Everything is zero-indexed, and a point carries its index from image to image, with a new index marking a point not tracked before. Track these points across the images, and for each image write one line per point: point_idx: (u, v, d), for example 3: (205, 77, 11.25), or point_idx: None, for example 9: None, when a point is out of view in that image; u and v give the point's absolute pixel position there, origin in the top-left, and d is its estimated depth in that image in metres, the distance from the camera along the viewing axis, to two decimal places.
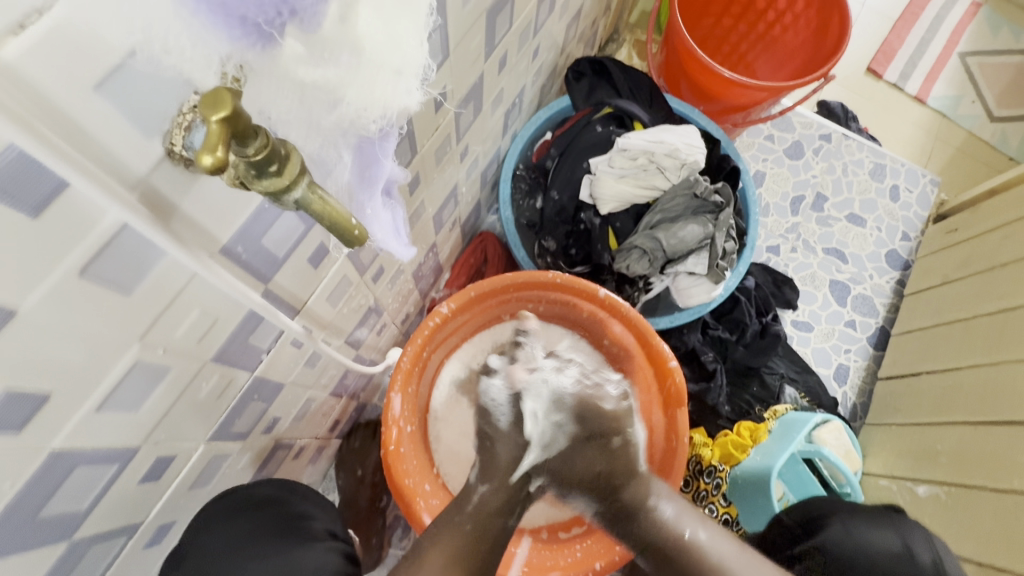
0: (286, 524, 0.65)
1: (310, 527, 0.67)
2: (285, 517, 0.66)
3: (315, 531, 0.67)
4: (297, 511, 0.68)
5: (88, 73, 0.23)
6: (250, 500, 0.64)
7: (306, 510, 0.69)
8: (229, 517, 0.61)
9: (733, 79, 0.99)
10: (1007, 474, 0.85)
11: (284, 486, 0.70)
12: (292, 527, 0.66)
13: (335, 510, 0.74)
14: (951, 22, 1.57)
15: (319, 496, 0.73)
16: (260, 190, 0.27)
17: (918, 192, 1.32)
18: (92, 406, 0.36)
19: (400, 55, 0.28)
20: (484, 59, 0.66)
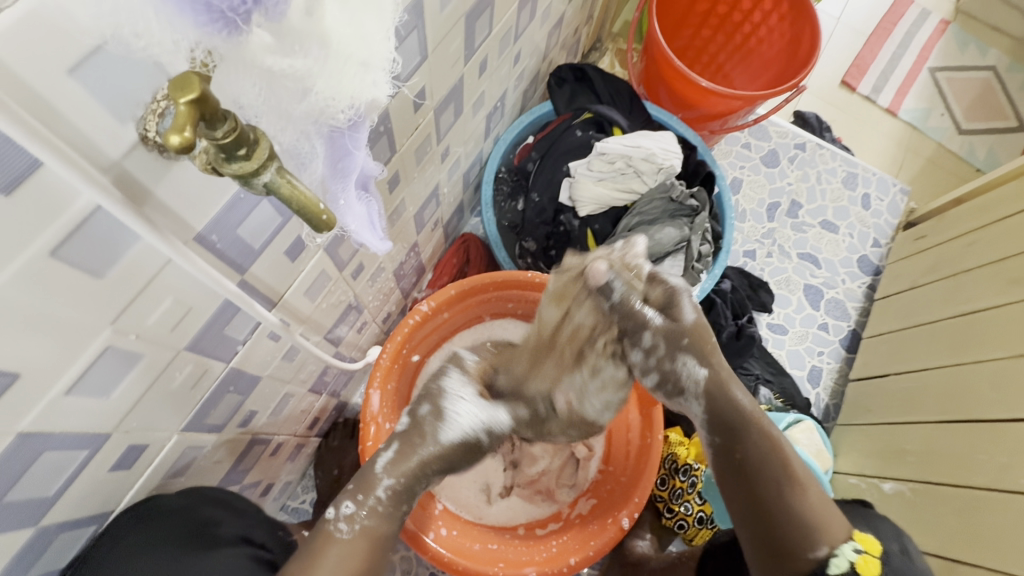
0: (196, 533, 0.60)
1: (216, 533, 0.62)
2: (194, 526, 0.60)
3: (225, 538, 0.63)
4: (205, 518, 0.62)
5: (62, 57, 0.24)
6: (157, 510, 0.56)
7: (215, 516, 0.63)
8: (127, 529, 0.54)
9: (709, 88, 1.03)
10: (971, 471, 0.87)
11: (199, 492, 0.62)
12: (201, 536, 0.60)
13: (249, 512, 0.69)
14: (920, 38, 1.63)
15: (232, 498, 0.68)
16: (230, 175, 0.28)
17: (888, 201, 1.36)
18: (62, 389, 0.36)
19: (365, 49, 0.31)
20: (464, 61, 0.68)
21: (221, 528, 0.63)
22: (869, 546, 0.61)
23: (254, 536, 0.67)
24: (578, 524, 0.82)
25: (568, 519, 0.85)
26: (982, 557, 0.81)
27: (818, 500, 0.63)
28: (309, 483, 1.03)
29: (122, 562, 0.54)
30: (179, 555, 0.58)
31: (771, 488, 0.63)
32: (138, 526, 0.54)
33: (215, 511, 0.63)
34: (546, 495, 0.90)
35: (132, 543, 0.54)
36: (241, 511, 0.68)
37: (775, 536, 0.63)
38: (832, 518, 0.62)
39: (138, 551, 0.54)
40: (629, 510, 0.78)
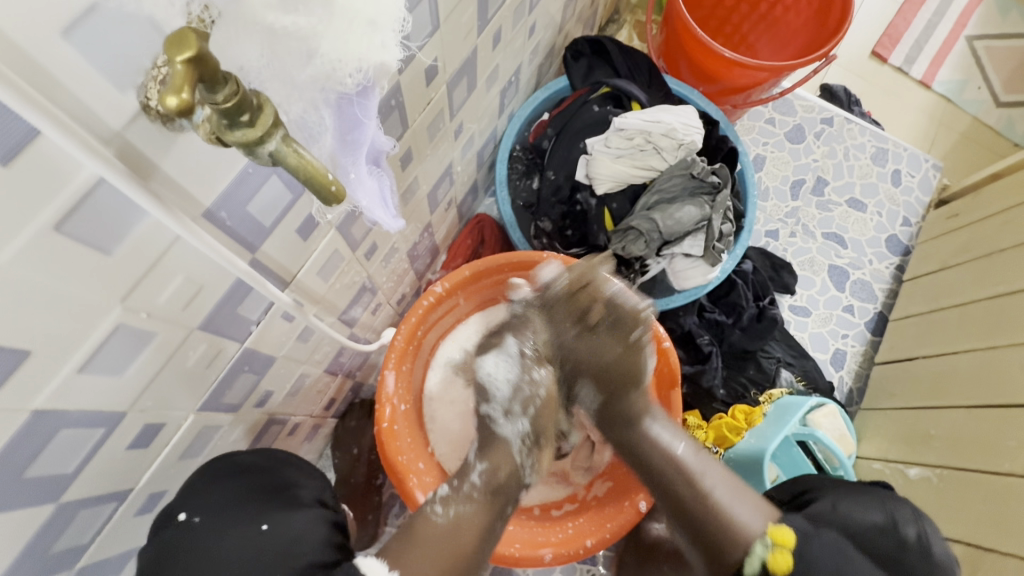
0: (269, 492, 0.62)
1: (294, 494, 0.64)
2: (269, 486, 0.63)
3: (303, 500, 0.64)
4: (283, 480, 0.65)
5: (53, 16, 0.23)
6: (240, 467, 0.63)
7: (291, 478, 0.66)
8: (206, 486, 0.59)
9: (732, 59, 0.98)
10: (1002, 456, 0.84)
11: (270, 456, 0.66)
12: (277, 496, 0.63)
13: (322, 477, 0.70)
14: (958, 4, 1.55)
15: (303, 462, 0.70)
16: (234, 144, 0.27)
17: (920, 177, 1.30)
18: (74, 367, 0.36)
19: (373, 6, 0.28)
20: (477, 32, 0.65)
21: (301, 489, 0.66)
22: (781, 538, 0.61)
23: (328, 499, 0.68)
24: (594, 506, 0.82)
25: (584, 500, 0.85)
26: (1010, 544, 0.78)
27: (726, 498, 0.66)
28: (327, 463, 1.04)
29: (210, 514, 0.58)
30: (256, 512, 0.60)
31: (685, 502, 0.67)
32: (225, 480, 0.60)
33: (294, 474, 0.67)
34: (560, 477, 0.88)
35: (219, 494, 0.59)
36: (314, 473, 0.70)
37: (701, 536, 0.66)
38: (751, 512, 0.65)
39: (223, 505, 0.59)
40: (647, 494, 0.77)
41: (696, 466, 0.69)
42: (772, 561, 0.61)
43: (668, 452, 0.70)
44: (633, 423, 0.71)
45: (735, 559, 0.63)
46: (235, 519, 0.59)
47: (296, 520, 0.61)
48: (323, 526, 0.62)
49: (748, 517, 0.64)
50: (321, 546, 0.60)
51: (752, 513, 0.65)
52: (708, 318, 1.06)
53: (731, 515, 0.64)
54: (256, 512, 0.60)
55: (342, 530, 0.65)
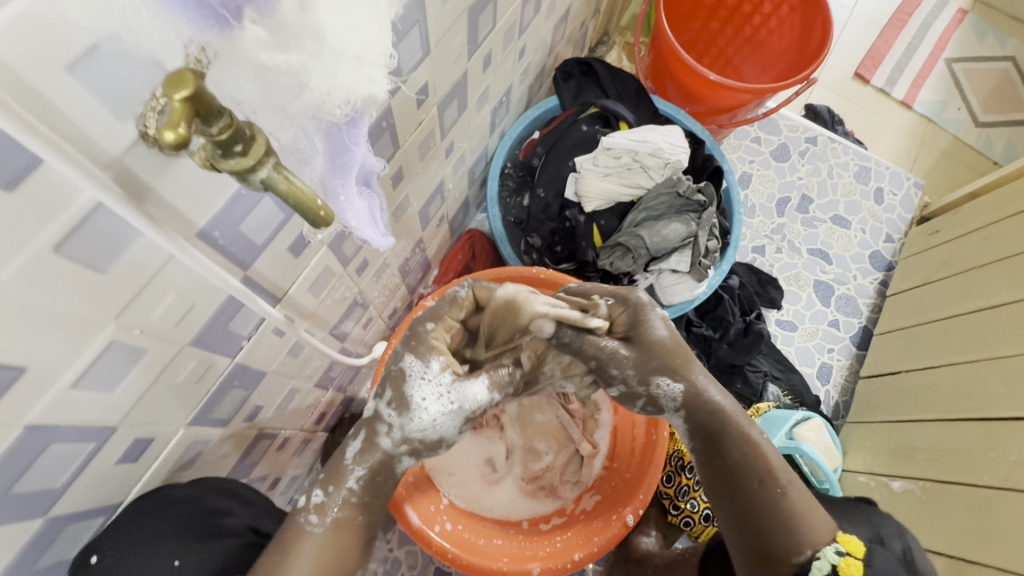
0: (200, 522, 0.59)
1: (224, 524, 0.62)
2: (198, 517, 0.59)
3: (233, 529, 0.62)
4: (211, 509, 0.61)
5: (59, 55, 0.24)
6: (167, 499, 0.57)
7: (223, 506, 0.62)
8: (143, 518, 0.54)
9: (717, 81, 1.01)
10: (984, 469, 0.86)
11: (203, 484, 0.62)
12: (205, 527, 0.59)
13: (263, 504, 0.69)
14: (937, 28, 1.60)
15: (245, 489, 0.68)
16: (227, 171, 0.28)
17: (902, 195, 1.33)
18: (67, 382, 0.37)
19: (362, 44, 0.31)
20: (467, 56, 0.68)
21: (230, 519, 0.63)
22: (852, 548, 0.60)
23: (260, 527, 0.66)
24: (582, 520, 0.82)
25: (573, 514, 0.85)
26: (992, 557, 0.79)
27: (803, 504, 0.63)
28: (316, 477, 1.04)
29: (135, 551, 0.54)
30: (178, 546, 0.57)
31: (763, 512, 0.62)
32: (158, 512, 0.56)
33: (224, 501, 0.63)
34: (549, 491, 0.89)
35: (148, 530, 0.54)
36: (250, 502, 0.67)
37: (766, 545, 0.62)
38: (819, 521, 0.62)
39: (148, 541, 0.55)
40: (634, 507, 0.78)
41: (779, 467, 0.64)
42: (842, 567, 0.58)
43: (758, 460, 0.64)
44: (729, 432, 0.64)
45: (802, 562, 0.60)
46: (157, 552, 0.55)
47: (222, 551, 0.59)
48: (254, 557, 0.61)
49: (822, 525, 0.62)
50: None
51: (824, 518, 0.63)
52: (694, 333, 1.09)
53: (810, 522, 0.62)
54: (177, 546, 0.57)
55: None
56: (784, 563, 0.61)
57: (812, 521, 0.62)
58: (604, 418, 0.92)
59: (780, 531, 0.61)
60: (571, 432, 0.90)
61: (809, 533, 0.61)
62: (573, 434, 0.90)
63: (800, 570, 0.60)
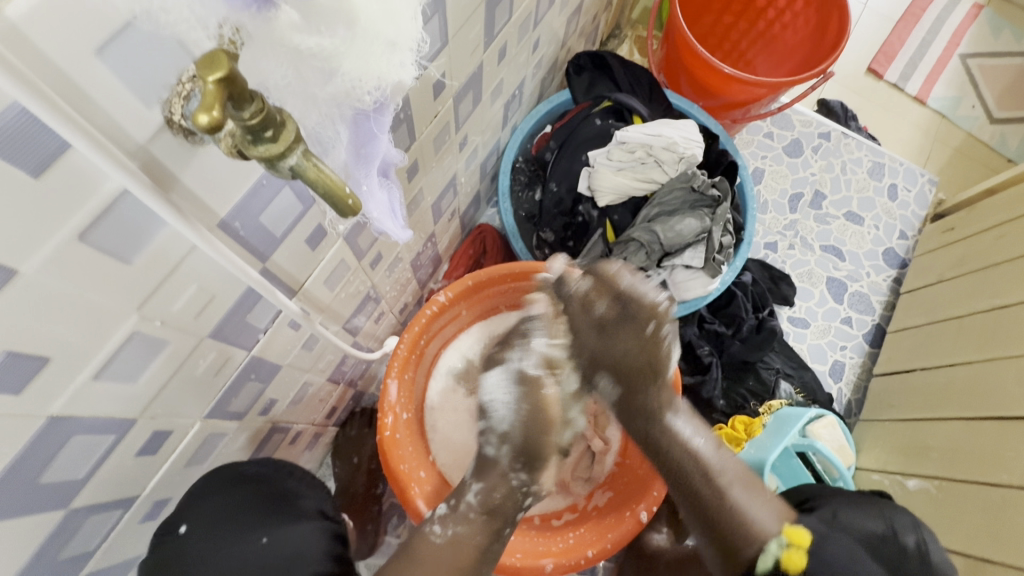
0: (275, 501, 0.65)
1: (297, 505, 0.67)
2: (274, 495, 0.66)
3: (306, 510, 0.67)
4: (286, 489, 0.68)
5: (89, 37, 0.24)
6: (245, 478, 0.65)
7: (294, 489, 0.69)
8: (217, 494, 0.61)
9: (732, 75, 1.00)
10: (1000, 468, 0.85)
11: (272, 465, 0.69)
12: (281, 505, 0.66)
13: (323, 491, 0.74)
14: (952, 22, 1.58)
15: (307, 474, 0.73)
16: (256, 158, 0.28)
17: (916, 192, 1.32)
18: (89, 374, 0.36)
19: (395, 28, 0.30)
20: (483, 48, 0.67)
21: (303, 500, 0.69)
22: (797, 538, 0.62)
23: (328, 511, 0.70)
24: (594, 517, 0.82)
25: (584, 510, 0.85)
26: (1007, 556, 0.79)
27: (746, 500, 0.66)
28: (327, 472, 1.04)
29: (215, 528, 0.60)
30: (257, 522, 0.62)
31: (707, 493, 0.67)
32: (229, 487, 0.62)
33: (295, 485, 0.70)
34: (560, 486, 0.88)
35: (220, 505, 0.60)
36: (315, 488, 0.72)
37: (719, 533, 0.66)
38: (764, 514, 0.65)
39: (228, 516, 0.61)
40: (647, 503, 0.77)
41: (710, 455, 0.69)
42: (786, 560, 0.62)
43: (686, 449, 0.69)
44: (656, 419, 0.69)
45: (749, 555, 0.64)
46: (241, 528, 0.61)
47: (298, 529, 0.64)
48: (324, 536, 0.65)
49: (765, 516, 0.65)
50: (321, 555, 0.63)
51: (773, 511, 0.66)
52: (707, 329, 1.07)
53: (751, 518, 0.65)
54: (261, 522, 0.63)
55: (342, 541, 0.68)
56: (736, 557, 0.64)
57: (757, 516, 0.65)
58: None
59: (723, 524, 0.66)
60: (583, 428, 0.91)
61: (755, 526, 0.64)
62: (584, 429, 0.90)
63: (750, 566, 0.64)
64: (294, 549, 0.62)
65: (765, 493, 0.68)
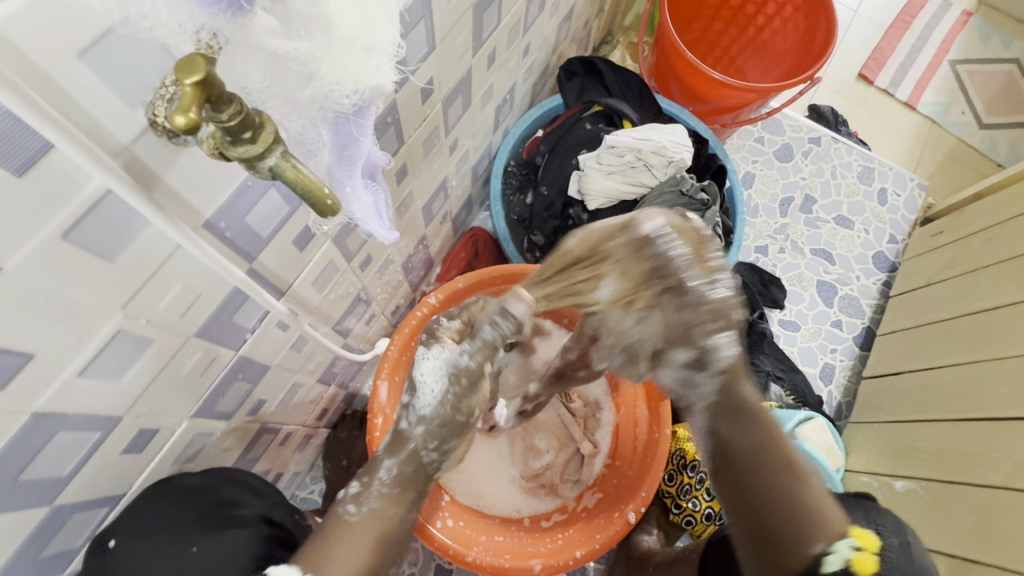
0: (211, 512, 0.60)
1: (234, 514, 0.63)
2: (211, 506, 0.61)
3: (244, 520, 0.63)
4: (223, 498, 0.62)
5: (71, 39, 0.24)
6: (183, 489, 0.58)
7: (233, 496, 0.64)
8: (151, 508, 0.56)
9: (721, 81, 1.01)
10: (988, 469, 0.85)
11: (215, 473, 0.63)
12: (215, 517, 0.61)
13: (271, 493, 0.70)
14: (942, 30, 1.60)
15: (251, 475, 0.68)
16: (236, 158, 0.29)
17: (905, 196, 1.33)
18: (73, 372, 0.37)
19: (369, 32, 0.31)
20: (472, 53, 0.68)
21: (241, 509, 0.64)
22: (866, 542, 0.60)
23: (272, 517, 0.67)
24: (584, 517, 0.82)
25: (574, 512, 0.84)
26: (994, 557, 0.79)
27: (817, 490, 0.62)
28: (317, 474, 1.04)
29: (149, 537, 0.56)
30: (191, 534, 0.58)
31: (771, 484, 0.62)
32: (174, 500, 0.57)
33: (236, 492, 0.64)
34: (549, 489, 0.88)
35: (165, 516, 0.56)
36: (262, 492, 0.68)
37: (776, 538, 0.60)
38: (831, 511, 0.61)
39: (166, 529, 0.57)
40: (636, 505, 0.77)
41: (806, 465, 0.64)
42: (857, 563, 0.59)
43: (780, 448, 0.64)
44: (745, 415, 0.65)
45: (812, 554, 0.59)
46: (175, 539, 0.57)
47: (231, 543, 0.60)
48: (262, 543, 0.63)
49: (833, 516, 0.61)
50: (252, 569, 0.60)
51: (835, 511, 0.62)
52: None
53: (817, 507, 0.61)
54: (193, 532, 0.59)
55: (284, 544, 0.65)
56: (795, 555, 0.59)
57: (821, 514, 0.60)
58: (605, 418, 0.93)
59: (786, 520, 0.61)
60: (572, 430, 0.91)
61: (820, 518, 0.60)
62: (574, 433, 0.91)
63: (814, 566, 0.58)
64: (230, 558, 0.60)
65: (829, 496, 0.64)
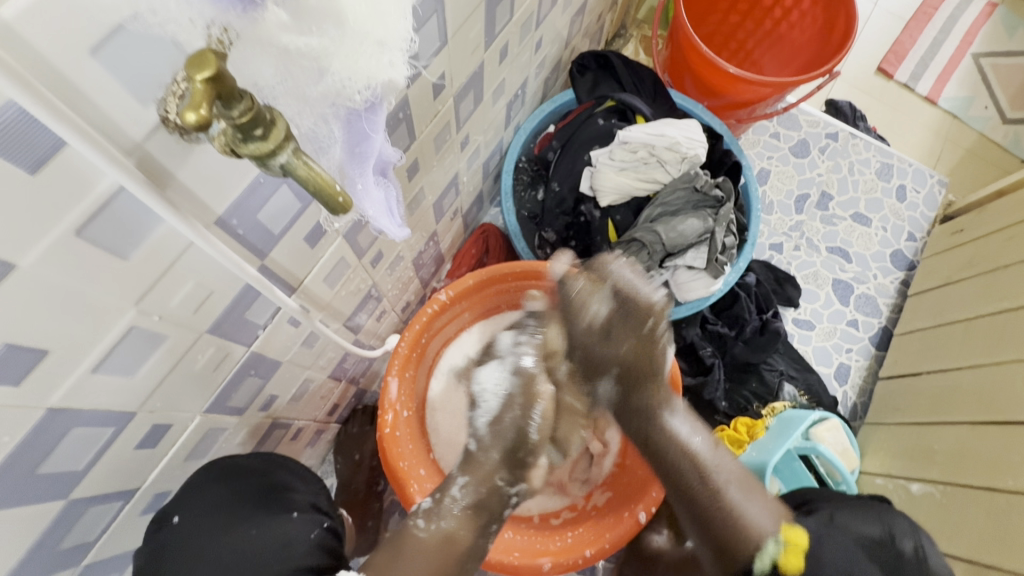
0: (265, 498, 0.65)
1: (288, 498, 0.67)
2: (264, 487, 0.65)
3: (295, 504, 0.67)
4: (278, 483, 0.67)
5: (84, 37, 0.24)
6: (226, 473, 0.63)
7: (286, 481, 0.68)
8: (210, 487, 0.60)
9: (737, 75, 0.99)
10: (1006, 474, 0.83)
11: (263, 458, 0.68)
12: (271, 500, 0.65)
13: (318, 483, 0.73)
14: (965, 21, 1.55)
15: (299, 468, 0.71)
16: (248, 156, 0.28)
17: (925, 193, 1.30)
18: (88, 367, 0.37)
19: (382, 27, 0.30)
20: (484, 47, 0.67)
21: (295, 494, 0.68)
22: (794, 539, 0.62)
23: (321, 504, 0.70)
24: (593, 516, 0.81)
25: (583, 510, 0.85)
26: (1010, 561, 0.78)
27: (740, 499, 0.64)
28: (328, 468, 1.05)
29: (207, 517, 0.60)
30: (249, 514, 0.63)
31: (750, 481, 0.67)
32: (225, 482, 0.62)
33: (286, 478, 0.68)
34: (558, 487, 0.88)
35: (209, 500, 0.60)
36: (309, 479, 0.72)
37: (718, 538, 0.64)
38: (758, 512, 0.64)
39: (210, 512, 0.60)
40: (646, 504, 0.77)
41: (715, 467, 0.66)
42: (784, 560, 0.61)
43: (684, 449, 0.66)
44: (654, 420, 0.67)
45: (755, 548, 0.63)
46: (234, 519, 0.62)
47: (285, 527, 0.64)
48: (316, 530, 0.66)
49: (760, 517, 0.64)
50: (310, 553, 0.63)
51: (761, 511, 0.64)
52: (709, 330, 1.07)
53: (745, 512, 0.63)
54: (247, 514, 0.63)
55: (334, 533, 0.68)
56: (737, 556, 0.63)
57: (750, 515, 0.63)
58: None
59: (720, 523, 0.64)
60: None
61: (752, 526, 0.63)
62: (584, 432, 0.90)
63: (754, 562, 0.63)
64: (283, 540, 0.63)
65: (762, 494, 0.66)
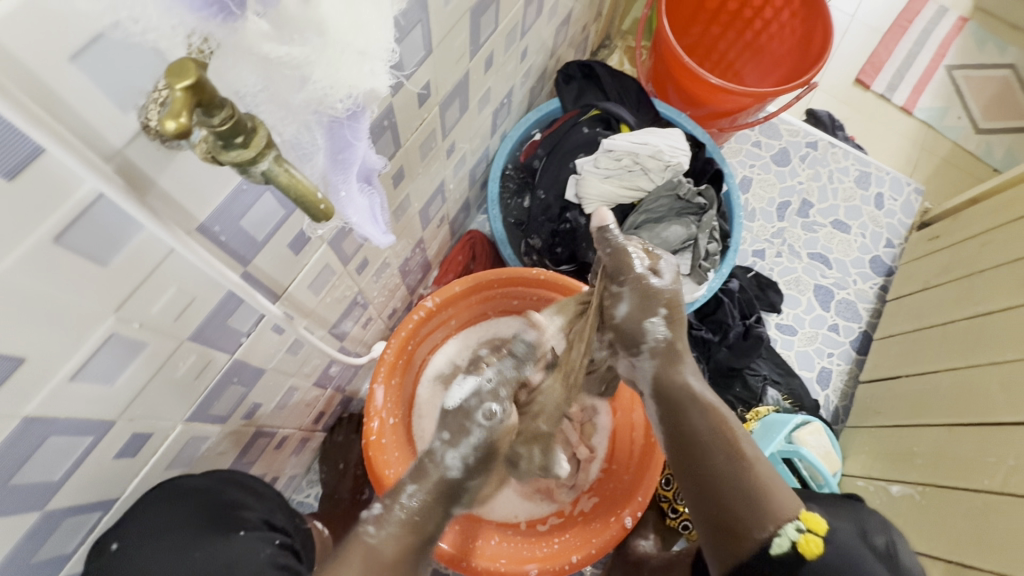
0: (217, 514, 0.60)
1: (239, 516, 0.62)
2: (214, 506, 0.60)
3: (247, 521, 0.63)
4: (229, 500, 0.62)
5: (63, 44, 0.24)
6: (182, 492, 0.58)
7: (240, 499, 0.64)
8: (166, 502, 0.56)
9: (718, 85, 1.02)
10: (980, 473, 0.86)
11: (216, 476, 0.63)
12: (223, 518, 0.60)
13: (277, 497, 0.69)
14: (938, 35, 1.60)
15: (256, 480, 0.68)
16: (229, 163, 0.29)
17: (902, 200, 1.34)
18: (66, 374, 0.37)
19: (362, 38, 0.32)
20: (469, 57, 0.68)
21: (247, 511, 0.64)
22: (814, 524, 0.61)
23: (276, 520, 0.67)
24: (580, 522, 0.81)
25: (571, 515, 0.84)
26: (987, 560, 0.79)
27: (770, 478, 0.63)
28: (314, 477, 1.04)
29: (156, 538, 0.56)
30: (196, 537, 0.58)
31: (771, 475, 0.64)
32: (181, 499, 0.57)
33: (241, 494, 0.64)
34: (545, 494, 0.88)
35: (162, 517, 0.56)
36: (265, 493, 0.68)
37: (733, 519, 0.62)
38: (782, 496, 0.62)
39: (162, 534, 0.56)
40: (632, 509, 0.78)
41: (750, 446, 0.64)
42: (803, 543, 0.60)
43: (720, 437, 0.64)
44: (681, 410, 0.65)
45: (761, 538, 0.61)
46: (180, 542, 0.57)
47: (238, 545, 0.59)
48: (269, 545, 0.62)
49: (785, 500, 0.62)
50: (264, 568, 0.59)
51: (787, 494, 0.63)
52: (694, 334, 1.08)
53: (771, 490, 0.62)
54: (198, 535, 0.58)
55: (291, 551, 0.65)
56: (749, 538, 0.61)
57: (776, 499, 0.62)
58: (603, 421, 0.91)
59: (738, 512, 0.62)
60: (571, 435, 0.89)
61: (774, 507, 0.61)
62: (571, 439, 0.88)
63: (763, 547, 0.61)
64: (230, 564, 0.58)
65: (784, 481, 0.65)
